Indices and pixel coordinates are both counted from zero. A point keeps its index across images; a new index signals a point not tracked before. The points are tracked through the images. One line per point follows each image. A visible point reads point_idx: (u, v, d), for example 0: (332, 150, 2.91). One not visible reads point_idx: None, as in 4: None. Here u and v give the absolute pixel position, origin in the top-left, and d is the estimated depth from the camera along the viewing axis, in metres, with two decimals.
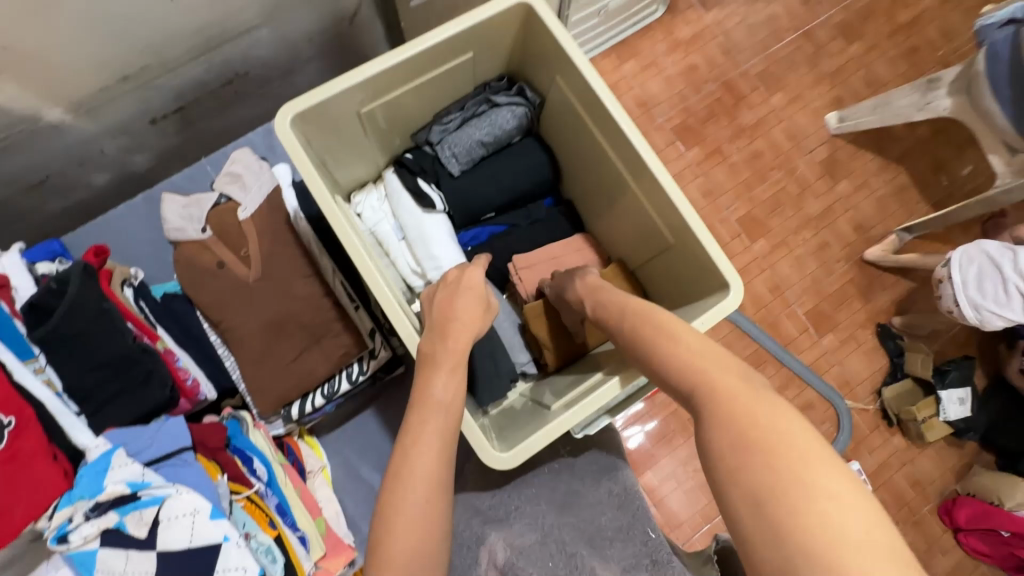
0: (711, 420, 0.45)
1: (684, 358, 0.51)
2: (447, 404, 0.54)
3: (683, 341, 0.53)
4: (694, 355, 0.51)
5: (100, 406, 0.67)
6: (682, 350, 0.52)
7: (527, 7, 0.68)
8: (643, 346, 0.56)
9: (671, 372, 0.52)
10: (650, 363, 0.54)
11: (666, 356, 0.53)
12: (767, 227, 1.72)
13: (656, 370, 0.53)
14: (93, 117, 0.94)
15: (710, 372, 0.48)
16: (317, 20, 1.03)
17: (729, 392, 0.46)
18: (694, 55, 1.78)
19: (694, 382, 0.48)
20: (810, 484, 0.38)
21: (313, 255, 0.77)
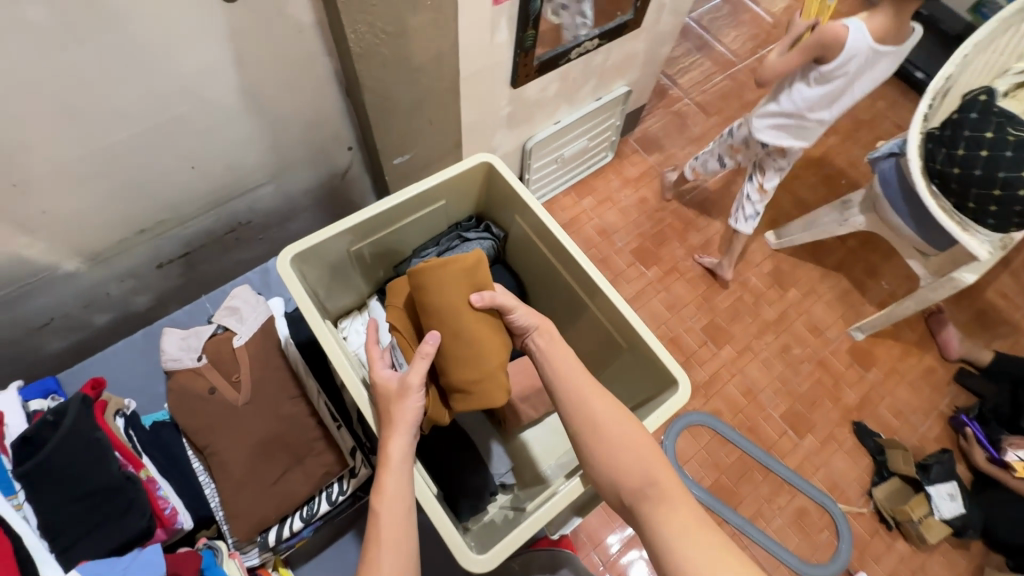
0: (645, 495, 0.60)
1: (639, 452, 0.63)
2: (397, 500, 0.59)
3: (638, 439, 0.65)
4: (648, 454, 0.64)
5: (75, 539, 0.66)
6: (638, 445, 0.64)
7: (488, 164, 0.85)
8: (603, 433, 0.65)
9: (628, 460, 0.63)
10: (602, 445, 0.65)
11: (627, 449, 0.64)
12: (731, 333, 1.78)
13: (609, 455, 0.64)
14: (107, 265, 1.05)
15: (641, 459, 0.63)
16: (314, 179, 1.22)
17: (668, 487, 0.60)
18: (643, 190, 1.99)
19: (635, 464, 0.62)
20: (706, 544, 0.54)
21: (300, 377, 0.84)
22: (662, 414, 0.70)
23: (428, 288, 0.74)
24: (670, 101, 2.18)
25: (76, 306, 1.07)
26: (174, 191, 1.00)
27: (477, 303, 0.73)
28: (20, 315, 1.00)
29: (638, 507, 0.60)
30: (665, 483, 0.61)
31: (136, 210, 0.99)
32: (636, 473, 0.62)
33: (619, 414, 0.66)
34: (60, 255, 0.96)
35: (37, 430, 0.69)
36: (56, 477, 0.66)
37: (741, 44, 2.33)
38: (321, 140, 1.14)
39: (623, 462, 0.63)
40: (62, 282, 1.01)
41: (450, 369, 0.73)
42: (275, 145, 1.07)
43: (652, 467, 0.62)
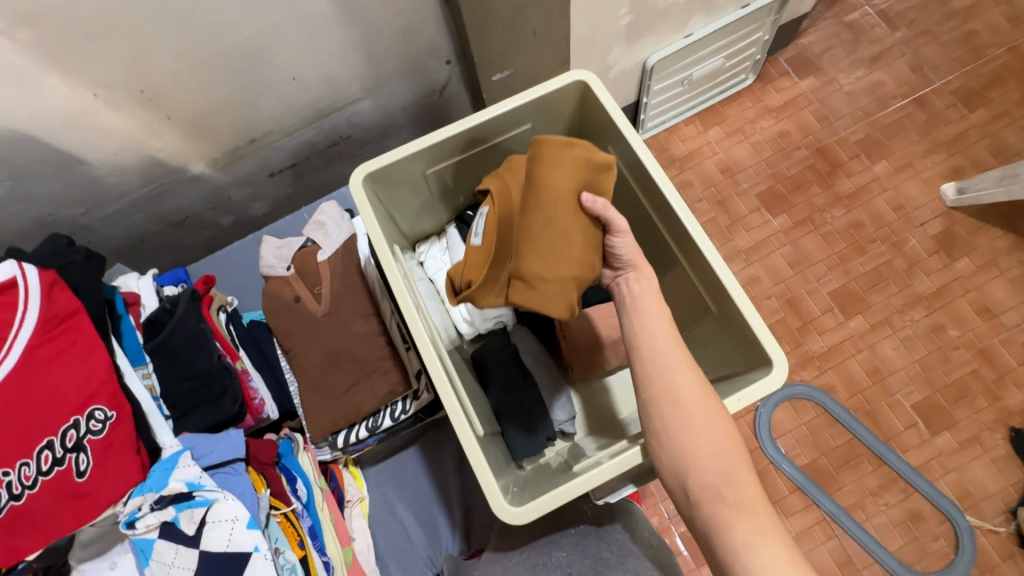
0: (720, 494, 0.52)
1: (723, 443, 0.54)
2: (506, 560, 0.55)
3: (722, 428, 0.55)
4: (732, 448, 0.54)
5: (185, 410, 0.78)
6: (722, 436, 0.54)
7: (583, 83, 0.74)
8: (682, 409, 0.55)
9: (708, 450, 0.53)
10: (678, 424, 0.55)
11: (707, 435, 0.54)
12: (867, 302, 1.51)
13: (687, 438, 0.54)
14: (227, 170, 1.14)
15: (722, 449, 0.53)
16: (412, 93, 1.19)
17: (751, 497, 0.52)
18: (785, 121, 1.67)
19: (713, 456, 0.53)
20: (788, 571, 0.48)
21: (375, 297, 0.85)
22: (746, 396, 0.60)
23: (544, 163, 0.65)
24: (843, 10, 1.74)
25: (205, 207, 1.20)
26: (279, 100, 1.03)
27: (584, 203, 0.64)
28: (161, 210, 1.14)
29: (703, 506, 0.52)
30: (746, 491, 0.52)
31: (246, 119, 1.04)
32: (713, 468, 0.53)
33: (706, 396, 0.56)
34: (187, 157, 1.06)
35: (159, 315, 0.83)
36: (170, 355, 0.78)
37: None
38: (418, 51, 1.09)
39: (701, 451, 0.53)
40: (191, 184, 1.12)
41: (527, 246, 0.64)
42: (371, 56, 1.04)
43: (731, 464, 0.53)
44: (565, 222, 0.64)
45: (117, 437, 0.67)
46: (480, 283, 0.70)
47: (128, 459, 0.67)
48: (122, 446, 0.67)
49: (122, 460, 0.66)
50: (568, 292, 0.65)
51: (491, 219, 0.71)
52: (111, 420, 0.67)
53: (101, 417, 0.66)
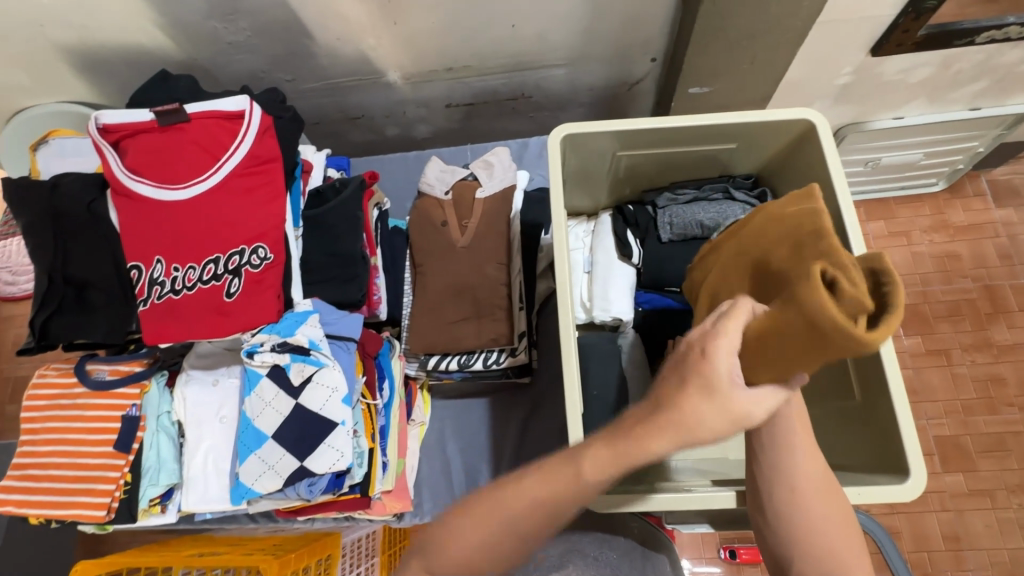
0: None
1: (839, 545, 0.51)
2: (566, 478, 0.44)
3: (841, 527, 0.52)
4: (848, 554, 0.50)
5: (317, 280, 0.84)
6: (840, 538, 0.51)
7: (809, 124, 0.71)
8: (798, 495, 0.52)
9: (823, 549, 0.50)
10: (790, 509, 0.52)
11: (823, 535, 0.51)
12: (975, 463, 1.35)
13: (802, 528, 0.51)
14: (414, 88, 1.21)
15: (834, 548, 0.50)
16: (605, 78, 1.19)
17: None
18: (961, 243, 1.51)
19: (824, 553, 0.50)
20: None
21: (512, 250, 0.88)
22: (870, 495, 0.56)
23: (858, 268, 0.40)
24: None
25: (380, 113, 1.28)
26: (489, 41, 1.07)
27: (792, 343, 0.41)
28: (346, 102, 1.23)
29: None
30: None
31: (453, 47, 1.09)
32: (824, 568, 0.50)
33: (828, 489, 0.53)
34: (389, 64, 1.13)
35: (326, 188, 0.88)
36: (325, 228, 0.85)
37: None
38: (632, 40, 1.09)
39: (815, 548, 0.51)
40: (380, 88, 1.20)
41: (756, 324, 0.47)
42: (587, 30, 1.06)
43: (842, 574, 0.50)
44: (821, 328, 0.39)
45: (267, 278, 0.74)
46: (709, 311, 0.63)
47: (266, 299, 0.74)
48: (267, 287, 0.74)
49: (263, 299, 0.73)
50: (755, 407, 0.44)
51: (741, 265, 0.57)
52: (267, 262, 0.74)
53: (260, 257, 0.73)
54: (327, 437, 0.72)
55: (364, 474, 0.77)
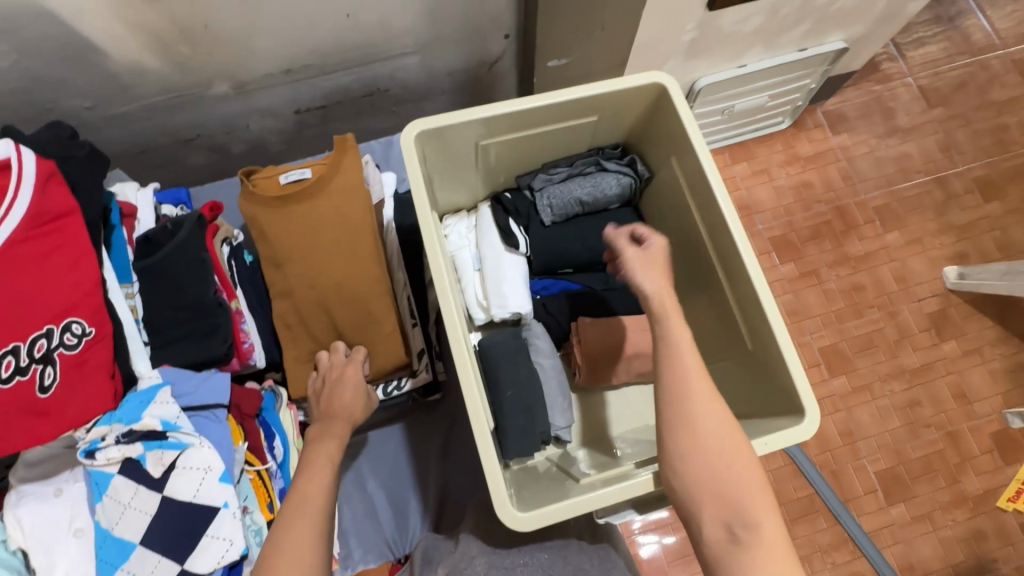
0: (736, 529, 0.50)
1: (744, 477, 0.52)
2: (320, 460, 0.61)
3: (745, 461, 0.53)
4: (753, 486, 0.51)
5: (169, 341, 0.72)
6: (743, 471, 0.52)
7: (661, 88, 0.71)
8: (700, 437, 0.53)
9: (728, 484, 0.52)
10: (693, 452, 0.53)
11: (726, 472, 0.52)
12: (853, 365, 1.52)
13: (707, 467, 0.53)
14: (248, 97, 1.06)
15: (735, 485, 0.52)
16: (461, 60, 1.13)
17: (770, 533, 0.50)
18: (811, 172, 1.67)
19: (728, 491, 0.52)
20: None
21: (392, 265, 0.83)
22: (776, 440, 0.58)
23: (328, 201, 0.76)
24: (886, 77, 1.73)
25: (216, 129, 1.12)
26: (325, 35, 0.96)
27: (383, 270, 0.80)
28: (171, 123, 1.06)
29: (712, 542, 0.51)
30: (763, 531, 0.50)
31: (284, 48, 0.97)
32: (730, 501, 0.51)
33: (726, 428, 0.54)
34: (212, 74, 0.98)
35: (158, 234, 0.75)
36: (162, 281, 0.72)
37: (1016, 23, 1.76)
38: (480, 18, 1.03)
39: (722, 483, 0.52)
40: (209, 102, 1.04)
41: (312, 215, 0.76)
42: (431, 12, 0.99)
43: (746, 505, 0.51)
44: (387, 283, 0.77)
45: (91, 356, 0.61)
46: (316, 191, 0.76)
47: (98, 383, 0.61)
48: (95, 367, 0.61)
49: (92, 384, 0.60)
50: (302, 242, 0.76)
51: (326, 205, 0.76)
52: (89, 337, 0.61)
53: (77, 334, 0.60)
54: (210, 526, 0.64)
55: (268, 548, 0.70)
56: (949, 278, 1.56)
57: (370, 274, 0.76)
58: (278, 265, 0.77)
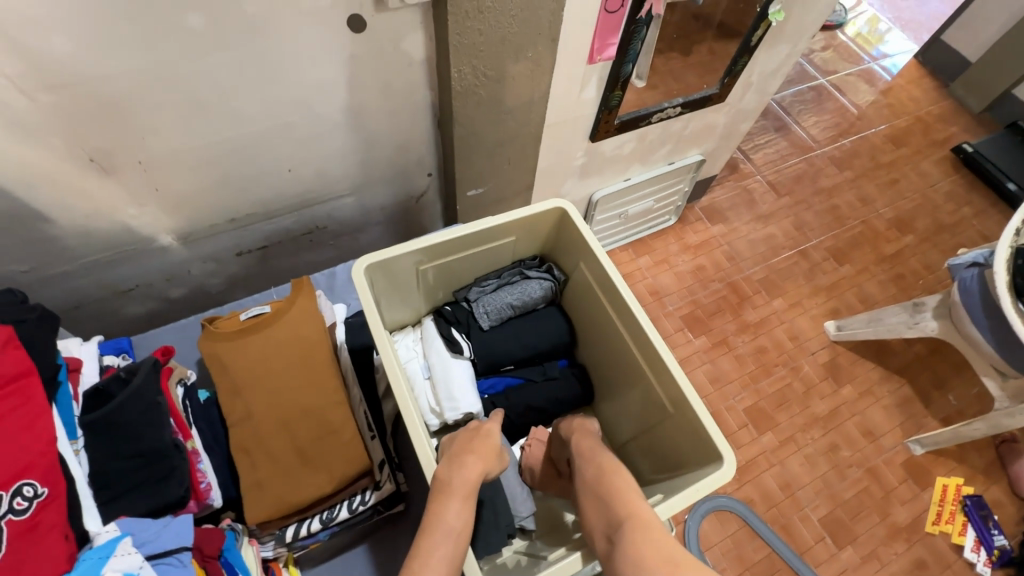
0: (612, 522, 0.58)
1: (625, 494, 0.60)
2: (456, 532, 0.59)
3: (617, 476, 0.64)
4: (620, 486, 0.61)
5: (119, 493, 0.71)
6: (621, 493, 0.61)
7: (561, 210, 0.89)
8: (581, 469, 0.68)
9: (612, 504, 0.60)
10: (582, 482, 0.66)
11: (599, 479, 0.64)
12: (775, 420, 1.69)
13: (594, 500, 0.62)
14: (192, 245, 1.13)
15: (606, 485, 0.63)
16: (393, 197, 1.30)
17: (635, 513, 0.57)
18: (702, 257, 1.96)
19: (601, 494, 0.62)
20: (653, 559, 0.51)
21: (347, 381, 0.88)
22: (703, 488, 0.68)
23: (287, 331, 0.85)
24: (741, 177, 2.14)
25: (159, 278, 1.17)
26: (269, 188, 1.09)
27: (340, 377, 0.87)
28: (112, 277, 1.10)
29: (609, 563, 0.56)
30: (632, 515, 0.57)
31: (231, 201, 1.08)
32: (609, 513, 0.59)
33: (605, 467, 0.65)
34: (158, 229, 1.06)
35: (110, 384, 0.77)
36: (112, 431, 0.72)
37: (822, 131, 2.29)
38: (406, 163, 1.22)
39: (598, 490, 0.63)
40: (152, 254, 1.10)
41: (266, 343, 0.84)
42: (365, 162, 1.16)
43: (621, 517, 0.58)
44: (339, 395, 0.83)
45: (44, 519, 0.60)
46: (278, 323, 0.86)
47: (53, 546, 0.60)
48: (48, 530, 0.60)
49: (46, 548, 0.59)
50: (259, 368, 0.82)
51: (285, 335, 0.85)
52: (42, 498, 0.61)
53: (32, 494, 0.60)
54: None
55: None
56: (830, 330, 1.83)
57: (324, 390, 0.83)
58: (237, 391, 0.82)
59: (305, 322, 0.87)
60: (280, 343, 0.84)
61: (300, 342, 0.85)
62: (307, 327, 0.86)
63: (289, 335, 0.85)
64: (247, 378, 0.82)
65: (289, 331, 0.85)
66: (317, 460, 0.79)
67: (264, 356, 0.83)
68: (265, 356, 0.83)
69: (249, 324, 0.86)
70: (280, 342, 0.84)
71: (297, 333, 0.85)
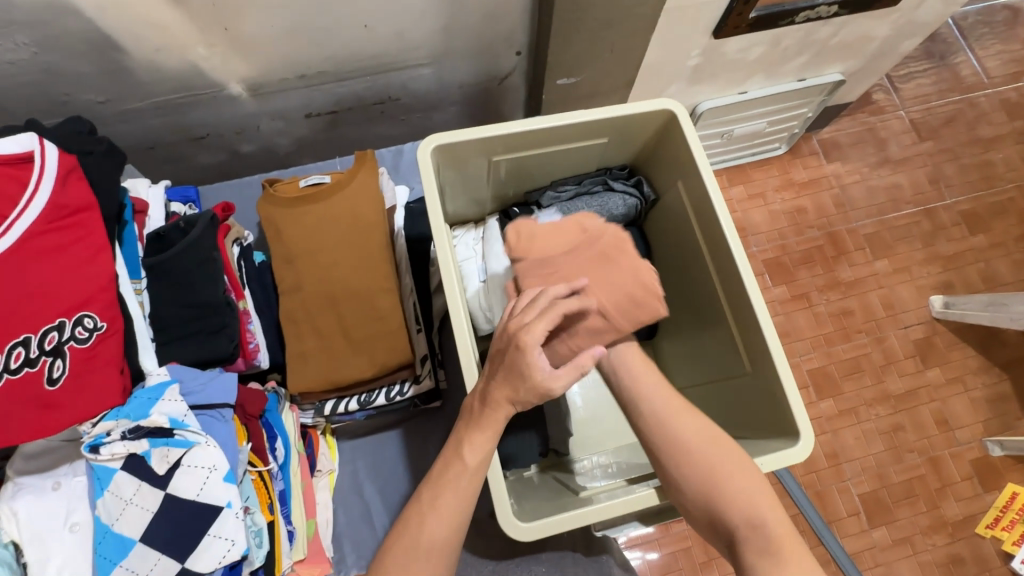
0: (726, 509, 0.55)
1: (728, 475, 0.57)
2: (470, 468, 0.56)
3: (717, 448, 0.59)
4: (732, 465, 0.57)
5: (175, 339, 0.72)
6: (741, 474, 0.57)
7: (670, 113, 0.74)
8: (669, 431, 0.61)
9: (729, 487, 0.56)
10: (672, 445, 0.60)
11: (700, 450, 0.59)
12: (839, 388, 1.55)
13: (708, 480, 0.57)
14: (261, 99, 1.07)
15: (711, 460, 0.58)
16: (473, 74, 1.16)
17: (753, 498, 0.55)
18: (805, 198, 1.71)
19: (706, 472, 0.57)
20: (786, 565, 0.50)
21: (400, 271, 0.84)
22: (771, 460, 0.61)
23: (344, 207, 0.80)
24: (880, 109, 1.79)
25: (228, 129, 1.13)
26: (343, 44, 0.98)
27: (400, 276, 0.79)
28: (182, 121, 1.07)
29: (747, 548, 0.53)
30: (748, 500, 0.55)
31: (303, 54, 0.98)
32: (725, 498, 0.56)
33: (708, 435, 0.60)
34: (228, 75, 0.99)
35: (169, 231, 0.76)
36: (172, 278, 0.73)
37: (1003, 64, 1.83)
38: (494, 35, 1.06)
39: (702, 464, 0.58)
40: (221, 103, 1.05)
41: (321, 217, 0.80)
42: (448, 27, 1.01)
43: (758, 503, 0.54)
44: (390, 283, 0.79)
45: (102, 351, 0.62)
46: (336, 197, 0.81)
47: (108, 378, 0.62)
48: (105, 362, 0.62)
49: (101, 379, 0.61)
50: (313, 241, 0.79)
51: (343, 211, 0.80)
52: (100, 331, 0.62)
53: (89, 327, 0.61)
54: (212, 527, 0.63)
55: (267, 552, 0.69)
56: (935, 306, 1.60)
57: (376, 275, 0.79)
58: (290, 260, 0.79)
59: (363, 199, 0.81)
60: (335, 218, 0.80)
61: (357, 221, 0.80)
62: (365, 206, 0.81)
63: (346, 210, 0.80)
64: (299, 248, 0.79)
65: (346, 207, 0.80)
66: (361, 344, 0.78)
67: (319, 230, 0.79)
68: (320, 230, 0.79)
69: (306, 194, 0.81)
70: (336, 217, 0.80)
71: (355, 211, 0.80)
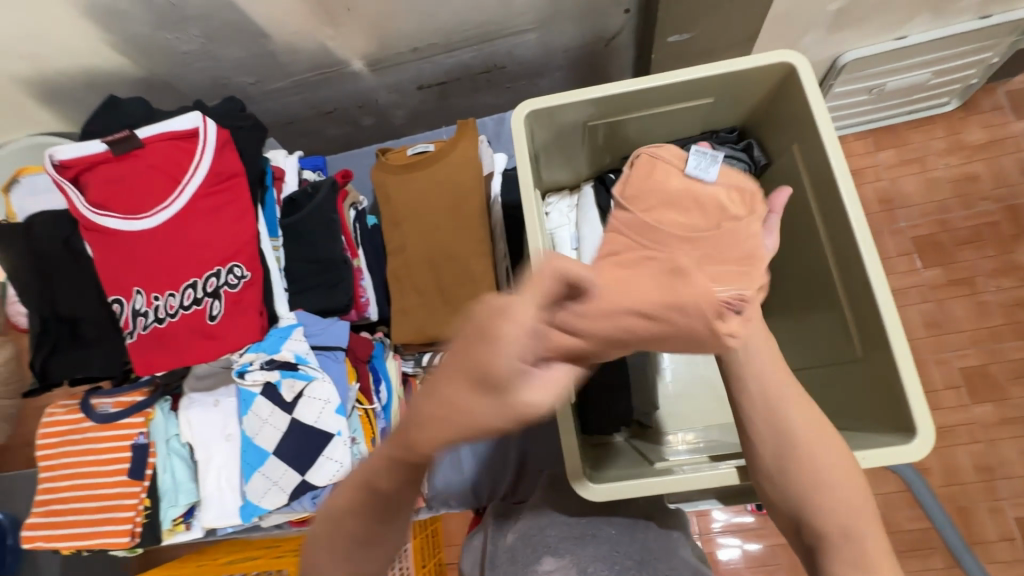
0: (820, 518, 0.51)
1: (832, 484, 0.51)
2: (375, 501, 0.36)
3: (826, 453, 0.52)
4: (837, 472, 0.51)
5: (302, 289, 0.83)
6: (848, 480, 0.51)
7: (791, 67, 0.66)
8: (779, 419, 0.53)
9: (829, 496, 0.51)
10: (778, 436, 0.53)
11: (807, 451, 0.52)
12: (1004, 393, 1.30)
13: (811, 483, 0.51)
14: (379, 74, 1.16)
15: (815, 463, 0.52)
16: (579, 37, 1.13)
17: (851, 512, 0.50)
18: (978, 163, 1.42)
19: (806, 474, 0.52)
20: None
21: (495, 236, 0.87)
22: (876, 455, 0.55)
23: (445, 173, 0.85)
24: None
25: (352, 103, 1.24)
26: (451, 14, 1.01)
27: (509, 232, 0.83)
28: (314, 97, 1.19)
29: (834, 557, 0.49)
30: (846, 512, 0.50)
31: (415, 28, 1.04)
32: (821, 506, 0.51)
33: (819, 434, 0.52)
34: (351, 53, 1.08)
35: (301, 196, 0.87)
36: (300, 237, 0.84)
37: None
38: None
39: (804, 465, 0.52)
40: (346, 78, 1.15)
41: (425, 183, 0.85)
42: None
43: (859, 517, 0.49)
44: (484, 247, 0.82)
45: (246, 296, 0.75)
46: (439, 163, 0.86)
47: (250, 319, 0.74)
48: (248, 305, 0.75)
49: (244, 319, 0.74)
50: (416, 206, 0.85)
51: (444, 177, 0.85)
52: (245, 279, 0.75)
53: (237, 275, 0.74)
54: (325, 448, 0.76)
55: None
56: None
57: (471, 238, 0.83)
58: (397, 224, 0.87)
59: (464, 165, 0.85)
60: (437, 184, 0.85)
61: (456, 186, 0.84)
62: (464, 172, 0.84)
63: (447, 176, 0.85)
64: (405, 213, 0.86)
65: (448, 172, 0.85)
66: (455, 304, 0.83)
67: (422, 195, 0.85)
68: (424, 195, 0.85)
69: (413, 160, 0.88)
70: (438, 183, 0.85)
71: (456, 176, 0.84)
